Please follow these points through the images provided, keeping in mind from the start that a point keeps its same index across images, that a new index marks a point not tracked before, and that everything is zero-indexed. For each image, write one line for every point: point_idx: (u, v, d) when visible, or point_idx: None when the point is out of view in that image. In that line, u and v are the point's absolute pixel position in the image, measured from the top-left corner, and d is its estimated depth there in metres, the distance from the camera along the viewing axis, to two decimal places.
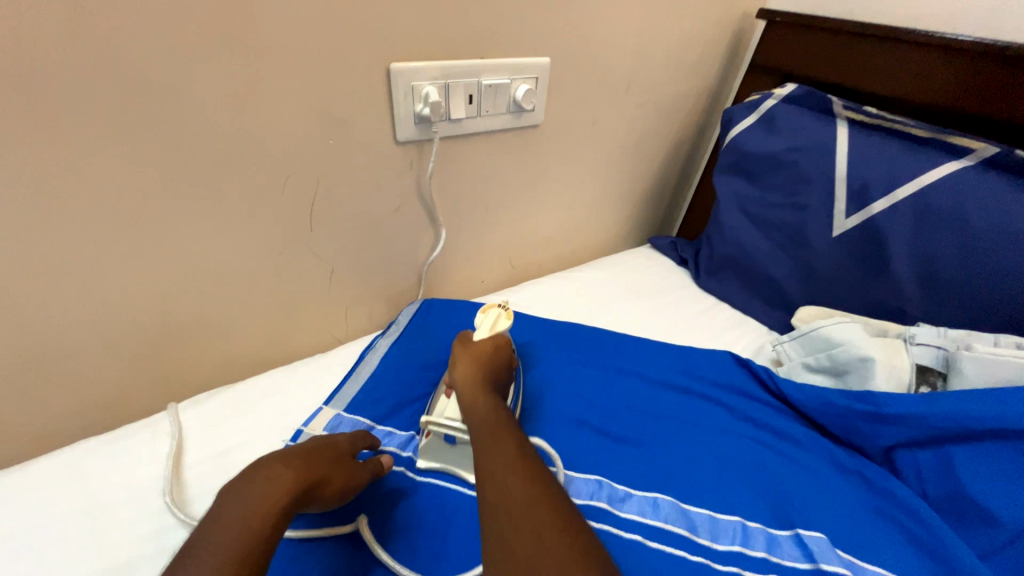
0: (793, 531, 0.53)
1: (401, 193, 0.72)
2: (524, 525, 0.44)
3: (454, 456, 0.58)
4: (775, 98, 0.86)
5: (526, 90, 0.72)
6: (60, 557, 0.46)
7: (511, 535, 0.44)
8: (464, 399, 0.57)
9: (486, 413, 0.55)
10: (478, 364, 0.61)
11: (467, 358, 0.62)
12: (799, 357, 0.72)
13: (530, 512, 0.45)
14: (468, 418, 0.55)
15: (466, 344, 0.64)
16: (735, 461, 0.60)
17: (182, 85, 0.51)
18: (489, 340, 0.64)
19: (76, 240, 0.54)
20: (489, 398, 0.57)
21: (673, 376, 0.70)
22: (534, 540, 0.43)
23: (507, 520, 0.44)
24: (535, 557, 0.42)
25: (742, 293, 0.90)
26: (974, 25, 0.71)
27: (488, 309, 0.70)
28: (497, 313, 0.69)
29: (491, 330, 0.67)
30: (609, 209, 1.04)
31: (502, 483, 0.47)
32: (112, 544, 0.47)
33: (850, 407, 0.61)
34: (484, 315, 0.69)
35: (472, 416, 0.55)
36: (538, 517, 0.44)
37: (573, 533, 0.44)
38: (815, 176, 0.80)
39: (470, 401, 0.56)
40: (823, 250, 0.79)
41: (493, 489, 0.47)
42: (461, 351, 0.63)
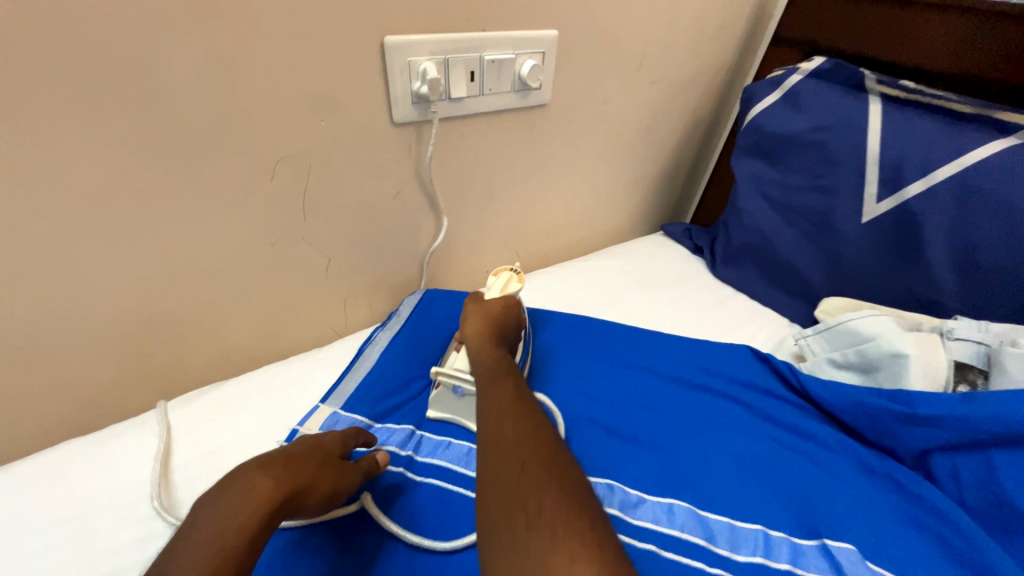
0: (820, 541, 0.49)
1: (399, 178, 0.68)
2: (510, 456, 0.44)
3: (461, 407, 0.60)
4: (801, 73, 0.80)
5: (533, 67, 0.67)
6: (41, 565, 0.44)
7: (496, 465, 0.44)
8: (471, 348, 0.58)
9: (490, 361, 0.56)
10: (487, 316, 0.61)
11: (477, 310, 0.62)
12: (824, 352, 0.68)
13: (518, 446, 0.45)
14: (473, 364, 0.56)
15: (476, 301, 0.64)
16: (755, 464, 0.56)
17: (158, 64, 0.47)
18: (498, 298, 0.63)
19: (51, 233, 0.50)
20: (496, 348, 0.58)
21: (688, 373, 0.66)
22: (517, 470, 0.43)
23: (494, 451, 0.45)
24: (519, 485, 0.42)
25: (761, 282, 0.85)
26: None
27: (500, 272, 0.69)
28: (508, 275, 0.68)
29: (501, 292, 0.66)
30: (619, 194, 0.99)
31: (495, 421, 0.48)
32: (97, 551, 0.45)
33: (882, 408, 0.56)
34: (495, 277, 0.68)
35: (476, 363, 0.56)
36: (526, 452, 0.45)
37: (558, 470, 0.43)
38: (843, 157, 0.74)
39: (475, 347, 0.57)
40: (850, 237, 0.74)
41: (487, 425, 0.48)
42: (471, 307, 0.63)
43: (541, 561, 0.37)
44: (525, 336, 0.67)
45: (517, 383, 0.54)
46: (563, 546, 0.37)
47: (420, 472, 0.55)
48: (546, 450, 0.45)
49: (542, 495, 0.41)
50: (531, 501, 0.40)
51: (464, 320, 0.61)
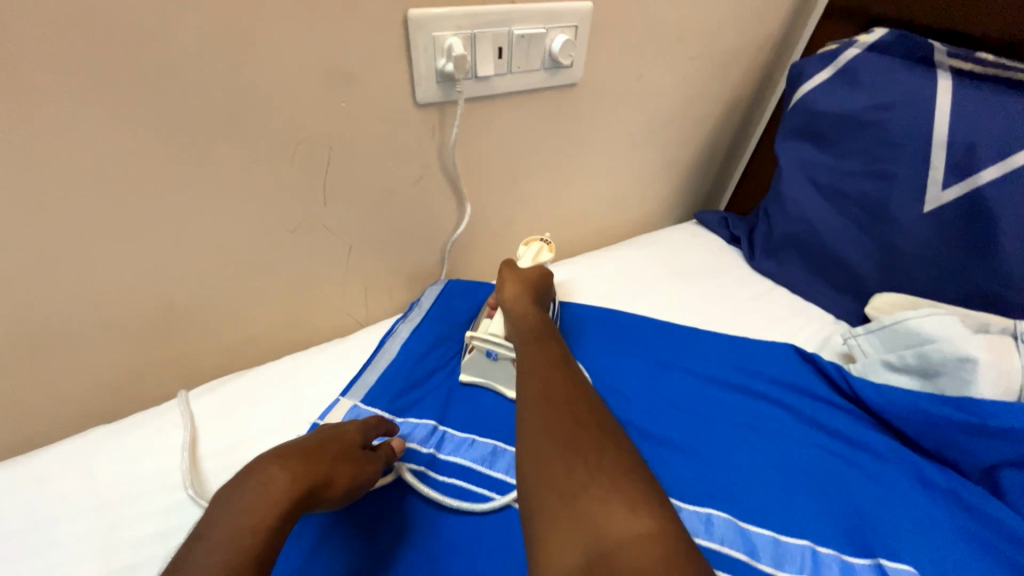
0: (874, 560, 0.46)
1: (421, 162, 0.65)
2: (563, 409, 0.45)
3: (493, 373, 0.60)
4: (858, 47, 0.73)
5: (564, 42, 0.62)
6: (66, 555, 0.44)
7: (543, 418, 0.45)
8: (512, 310, 0.59)
9: (533, 322, 0.57)
10: (525, 283, 0.62)
11: (512, 275, 0.62)
12: (877, 354, 0.62)
13: (569, 402, 0.46)
14: (512, 326, 0.58)
15: (510, 266, 0.64)
16: (802, 474, 0.52)
17: (170, 38, 0.45)
18: (534, 267, 0.64)
19: (69, 216, 0.49)
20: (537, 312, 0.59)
21: (726, 372, 0.62)
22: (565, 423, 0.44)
23: (546, 404, 0.46)
24: (575, 439, 0.42)
25: (805, 277, 0.79)
26: None
27: (530, 243, 0.71)
28: (540, 245, 0.70)
29: (533, 261, 0.69)
30: (651, 179, 0.94)
31: (540, 380, 0.49)
32: (134, 538, 0.45)
33: (947, 417, 0.51)
34: (526, 246, 0.70)
35: (516, 325, 0.57)
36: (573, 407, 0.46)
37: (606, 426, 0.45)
38: (904, 139, 0.67)
39: (515, 310, 0.59)
40: (909, 228, 0.68)
41: (531, 383, 0.49)
42: (507, 271, 0.63)
43: (601, 505, 0.37)
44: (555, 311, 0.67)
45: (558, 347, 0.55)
46: (622, 494, 0.38)
47: (441, 471, 0.53)
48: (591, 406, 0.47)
49: (593, 446, 0.42)
50: (589, 453, 0.41)
51: (500, 284, 0.62)
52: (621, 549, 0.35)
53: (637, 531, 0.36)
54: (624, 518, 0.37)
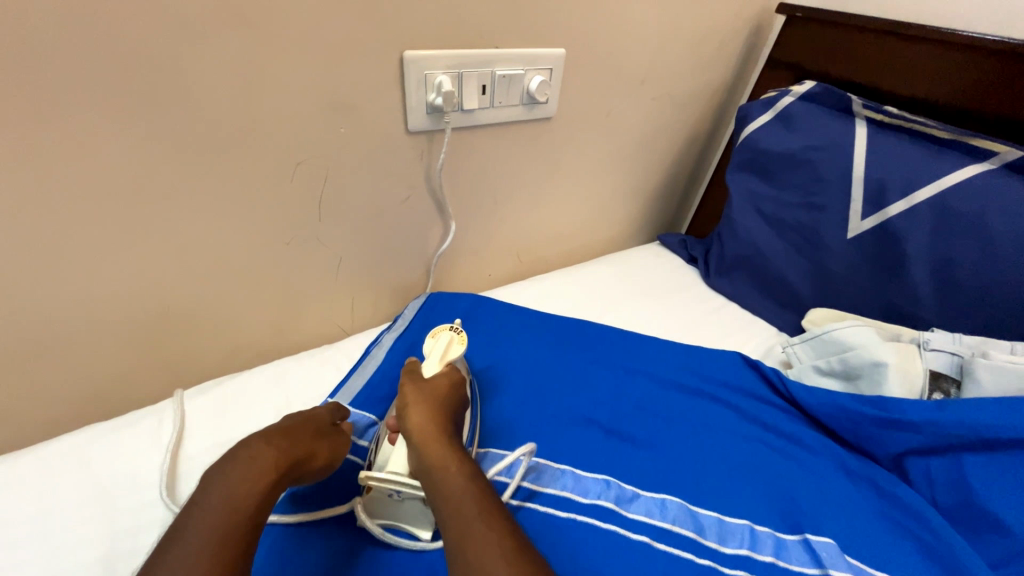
0: (802, 536, 0.53)
1: (410, 183, 0.71)
2: None
3: (399, 512, 0.51)
4: (792, 95, 0.84)
5: (540, 82, 0.71)
6: (40, 550, 0.45)
7: None
8: (423, 453, 0.49)
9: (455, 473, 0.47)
10: (433, 404, 0.54)
11: (418, 398, 0.54)
12: (809, 360, 0.71)
13: None
14: (430, 484, 0.47)
15: (413, 380, 0.57)
16: (743, 464, 0.59)
17: (190, 66, 0.50)
18: (442, 374, 0.58)
19: (82, 223, 0.53)
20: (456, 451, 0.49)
21: (682, 377, 0.69)
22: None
23: None
24: None
25: (754, 294, 0.89)
26: (969, 22, 0.73)
27: (438, 333, 0.62)
28: (448, 337, 0.62)
29: (441, 360, 0.60)
30: (619, 204, 1.03)
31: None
32: (111, 534, 0.47)
33: (864, 413, 0.60)
34: (433, 341, 0.62)
35: (427, 465, 0.48)
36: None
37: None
38: (831, 177, 0.78)
39: (430, 457, 0.48)
40: (838, 252, 0.78)
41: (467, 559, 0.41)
42: (412, 391, 0.55)
43: None
44: (472, 411, 0.60)
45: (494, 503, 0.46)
46: None
47: None
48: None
49: None
50: None
51: (403, 410, 0.53)
52: None
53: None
54: None
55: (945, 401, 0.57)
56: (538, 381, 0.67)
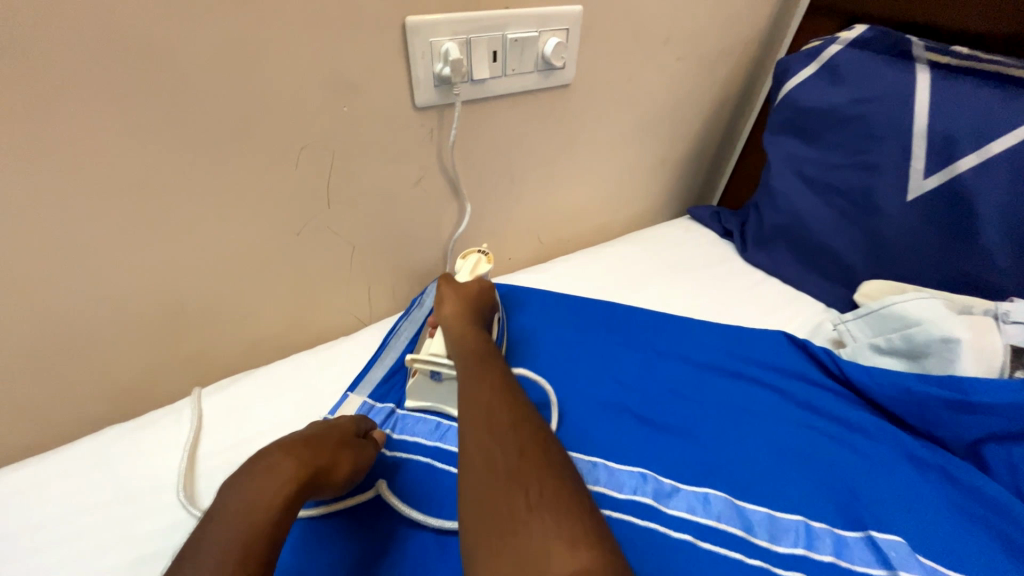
0: (865, 533, 0.48)
1: (421, 164, 0.67)
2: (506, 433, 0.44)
3: (440, 395, 0.59)
4: (840, 43, 0.75)
5: (556, 44, 0.65)
6: (61, 557, 0.44)
7: (476, 428, 0.45)
8: (450, 324, 0.58)
9: (471, 341, 0.56)
10: (464, 299, 0.61)
11: (452, 294, 0.62)
12: (865, 338, 0.65)
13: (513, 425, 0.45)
14: (454, 352, 0.56)
15: (448, 280, 0.64)
16: (794, 453, 0.54)
17: (183, 46, 0.47)
18: (474, 282, 0.64)
19: (81, 219, 0.51)
20: (477, 332, 0.58)
21: (721, 359, 0.64)
22: (501, 476, 0.41)
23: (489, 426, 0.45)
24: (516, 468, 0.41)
25: (797, 267, 0.81)
26: None
27: (468, 255, 0.69)
28: (477, 257, 0.68)
29: (471, 274, 0.67)
30: (645, 176, 0.96)
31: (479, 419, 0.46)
32: (130, 540, 0.46)
33: (932, 395, 0.54)
34: (463, 259, 0.69)
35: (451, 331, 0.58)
36: (515, 449, 0.43)
37: (554, 463, 0.42)
38: (886, 132, 0.70)
39: (454, 326, 0.58)
40: (895, 216, 0.70)
41: (468, 388, 0.50)
42: (446, 288, 0.63)
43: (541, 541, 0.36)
44: (500, 319, 0.67)
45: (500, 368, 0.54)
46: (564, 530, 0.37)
47: (447, 462, 0.54)
48: (539, 443, 0.44)
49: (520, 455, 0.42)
50: (532, 485, 0.40)
51: (439, 304, 0.61)
52: None
53: (577, 566, 0.35)
54: (565, 556, 0.35)
55: None
56: (561, 370, 0.63)
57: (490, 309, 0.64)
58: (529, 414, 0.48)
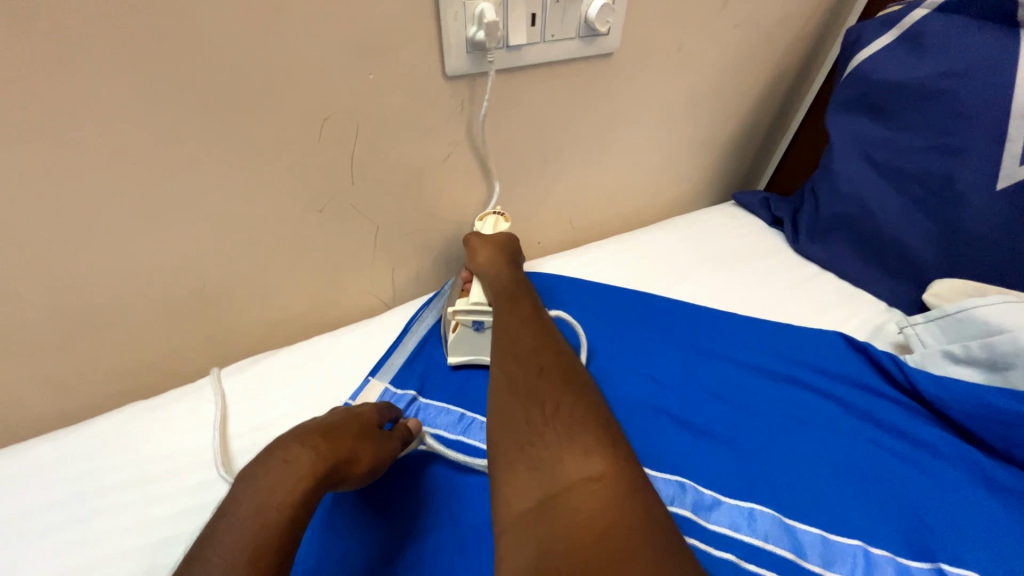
0: (933, 565, 0.42)
1: (450, 139, 0.63)
2: (528, 359, 0.48)
3: (480, 347, 0.59)
4: (926, 6, 0.66)
5: (602, 6, 0.58)
6: (88, 531, 0.44)
7: (503, 356, 0.49)
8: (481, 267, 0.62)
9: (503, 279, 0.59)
10: (495, 246, 0.61)
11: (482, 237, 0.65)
12: (937, 345, 0.58)
13: (536, 353, 0.48)
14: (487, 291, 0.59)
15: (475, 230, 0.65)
16: (852, 469, 0.48)
17: (202, 4, 0.43)
18: (502, 232, 0.63)
19: (99, 191, 0.49)
20: (511, 272, 0.60)
21: (771, 361, 0.59)
22: (523, 394, 0.45)
23: (513, 355, 0.49)
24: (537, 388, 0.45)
25: (856, 260, 0.74)
26: None
27: (483, 216, 0.64)
28: (494, 218, 0.63)
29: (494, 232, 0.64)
30: (688, 156, 0.89)
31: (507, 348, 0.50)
32: (152, 518, 0.45)
33: (1020, 414, 0.47)
34: (481, 220, 0.63)
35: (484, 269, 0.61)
36: (536, 370, 0.46)
37: (574, 387, 0.45)
38: (970, 108, 0.62)
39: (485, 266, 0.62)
40: (978, 207, 0.62)
41: (498, 323, 0.54)
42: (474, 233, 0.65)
43: (556, 449, 0.39)
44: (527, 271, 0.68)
45: (530, 304, 0.57)
46: (579, 440, 0.40)
47: (470, 455, 0.52)
48: (561, 369, 0.47)
49: (541, 377, 0.46)
50: (549, 402, 0.43)
51: (471, 253, 0.61)
52: (573, 486, 0.37)
53: (588, 469, 0.38)
54: (579, 461, 0.38)
55: None
56: (593, 364, 0.59)
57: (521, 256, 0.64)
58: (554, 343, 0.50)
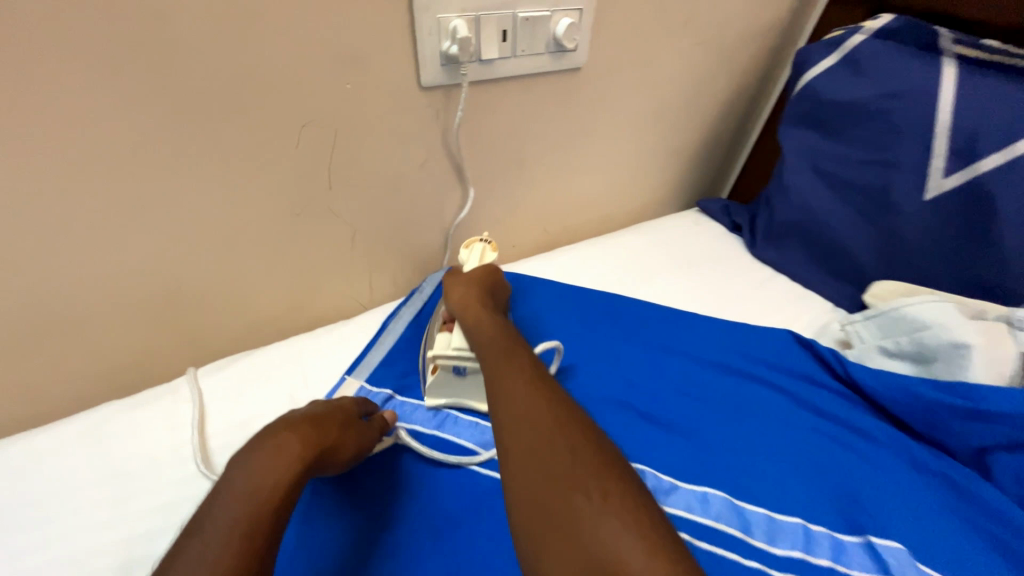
0: (864, 537, 0.47)
1: (426, 147, 0.65)
2: (548, 428, 0.42)
3: (461, 389, 0.58)
4: (864, 33, 0.72)
5: (569, 25, 0.62)
6: (63, 530, 0.44)
7: (516, 426, 0.43)
8: (465, 319, 0.56)
9: (493, 331, 0.54)
10: (472, 286, 0.60)
11: (458, 281, 0.61)
12: (873, 339, 0.63)
13: (553, 419, 0.42)
14: (474, 342, 0.54)
15: (454, 274, 0.63)
16: (798, 455, 0.53)
17: (182, 15, 0.45)
18: (479, 267, 0.63)
19: (74, 194, 0.50)
20: (498, 321, 0.55)
21: (727, 357, 0.63)
22: (554, 476, 0.38)
23: (529, 425, 0.42)
24: (569, 467, 0.39)
25: (808, 265, 0.80)
26: None
27: (472, 244, 0.68)
28: (482, 246, 0.67)
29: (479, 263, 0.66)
30: (655, 166, 0.94)
31: (521, 422, 0.43)
32: (131, 515, 0.46)
33: (942, 401, 0.52)
34: (468, 248, 0.67)
35: (470, 320, 0.56)
36: (563, 444, 0.40)
37: (607, 460, 0.40)
38: (907, 127, 0.67)
39: (471, 316, 0.56)
40: (912, 216, 0.68)
41: (498, 383, 0.47)
42: (450, 280, 0.62)
43: (613, 547, 0.34)
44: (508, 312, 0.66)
45: (527, 354, 0.51)
46: (636, 533, 0.35)
47: (445, 451, 0.54)
48: (588, 438, 0.41)
49: (570, 451, 0.40)
50: (589, 486, 0.37)
51: (450, 296, 0.59)
52: None
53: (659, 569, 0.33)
54: (644, 560, 0.33)
55: None
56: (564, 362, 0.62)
57: (502, 290, 0.63)
58: (568, 402, 0.45)
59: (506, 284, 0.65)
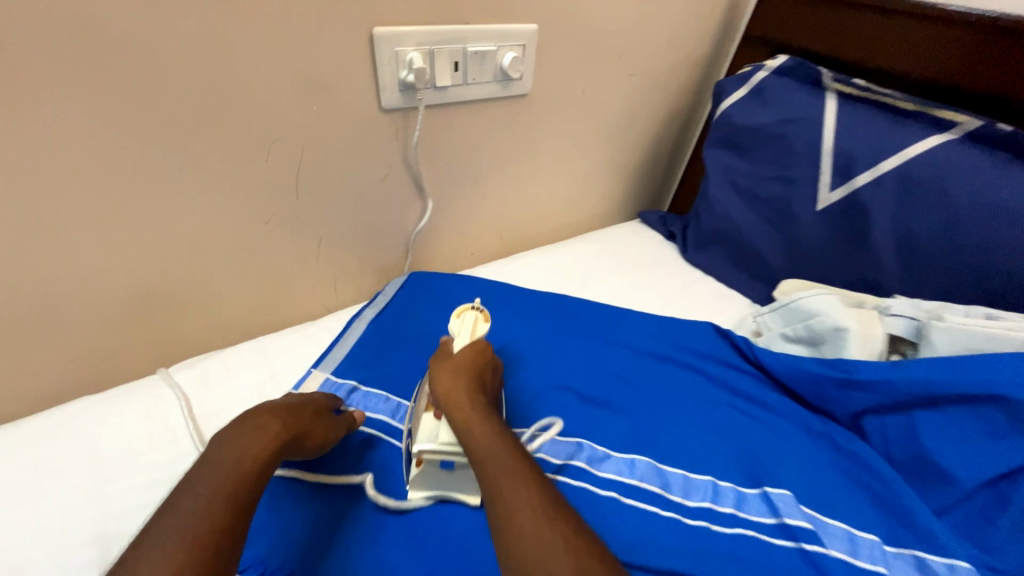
0: (761, 489, 0.56)
1: (386, 162, 0.72)
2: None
3: (448, 481, 0.54)
4: (766, 69, 0.85)
5: (513, 58, 0.71)
6: (43, 510, 0.47)
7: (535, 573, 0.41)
8: (458, 418, 0.51)
9: (492, 438, 0.50)
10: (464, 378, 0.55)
11: (447, 369, 0.56)
12: (778, 328, 0.74)
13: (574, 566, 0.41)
14: (469, 449, 0.49)
15: (442, 357, 0.58)
16: (712, 425, 0.62)
17: (162, 45, 0.51)
18: (469, 348, 0.58)
19: (52, 202, 0.53)
20: (497, 425, 0.51)
21: (657, 347, 0.72)
22: None
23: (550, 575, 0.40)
24: None
25: (730, 267, 0.91)
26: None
27: (464, 313, 0.62)
28: (474, 315, 0.62)
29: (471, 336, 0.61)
30: (600, 181, 1.04)
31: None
32: (109, 496, 0.49)
33: (827, 375, 0.63)
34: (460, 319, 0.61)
35: (463, 422, 0.51)
36: None
37: None
38: (802, 150, 0.80)
39: (465, 417, 0.51)
40: (808, 224, 0.80)
41: (507, 513, 0.44)
42: (438, 367, 0.56)
43: None
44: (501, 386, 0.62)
45: (531, 469, 0.49)
46: None
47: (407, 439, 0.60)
48: None
49: None
50: None
51: (439, 388, 0.54)
52: None
53: None
54: None
55: (912, 361, 0.59)
56: (515, 355, 0.69)
57: (491, 369, 0.60)
58: (581, 536, 0.44)
59: (495, 359, 0.61)
